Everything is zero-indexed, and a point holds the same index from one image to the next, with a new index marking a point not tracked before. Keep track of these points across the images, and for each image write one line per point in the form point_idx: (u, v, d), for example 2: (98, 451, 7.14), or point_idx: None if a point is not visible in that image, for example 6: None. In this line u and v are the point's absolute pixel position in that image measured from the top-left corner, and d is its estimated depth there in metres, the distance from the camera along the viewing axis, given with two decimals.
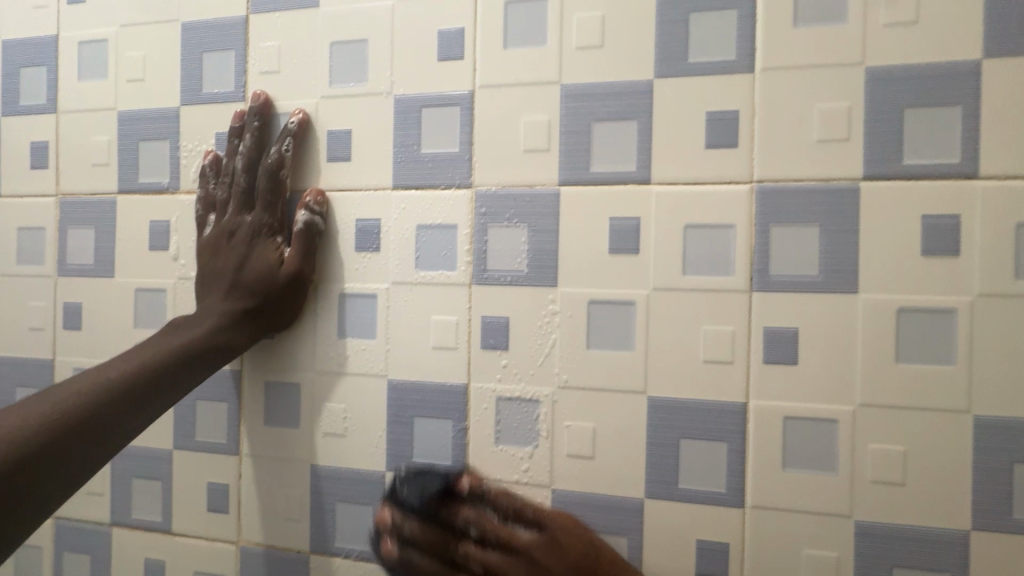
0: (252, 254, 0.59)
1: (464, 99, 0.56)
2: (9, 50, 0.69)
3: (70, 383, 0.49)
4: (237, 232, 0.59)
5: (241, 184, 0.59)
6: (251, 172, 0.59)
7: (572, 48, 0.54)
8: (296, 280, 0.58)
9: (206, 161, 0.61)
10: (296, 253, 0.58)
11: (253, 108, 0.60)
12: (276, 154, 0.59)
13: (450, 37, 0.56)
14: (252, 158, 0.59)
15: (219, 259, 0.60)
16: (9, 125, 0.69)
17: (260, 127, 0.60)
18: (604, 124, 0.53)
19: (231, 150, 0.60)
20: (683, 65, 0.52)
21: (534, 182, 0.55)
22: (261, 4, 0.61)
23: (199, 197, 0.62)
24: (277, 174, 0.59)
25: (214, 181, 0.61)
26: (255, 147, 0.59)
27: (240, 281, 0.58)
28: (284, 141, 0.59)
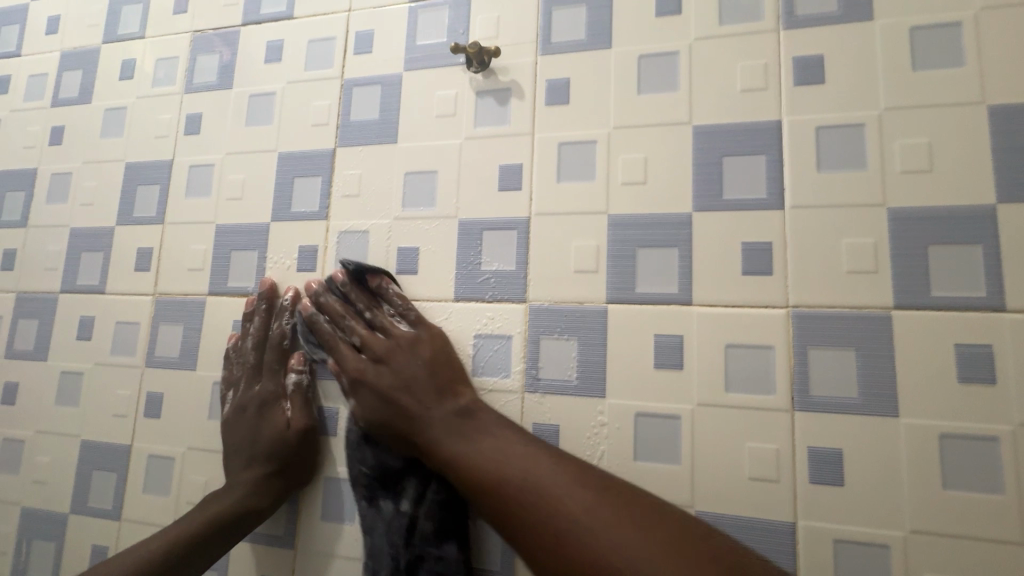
0: (263, 420, 0.65)
1: (521, 224, 0.63)
2: (130, 171, 0.81)
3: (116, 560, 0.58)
4: (248, 405, 0.67)
5: (250, 361, 0.68)
6: (260, 349, 0.68)
7: (618, 183, 0.61)
8: (303, 435, 0.64)
9: (227, 345, 0.71)
10: (300, 411, 0.65)
11: (261, 293, 0.70)
12: (279, 329, 0.68)
13: (509, 170, 0.65)
14: (261, 337, 0.68)
15: (237, 430, 0.66)
16: (121, 232, 0.80)
17: (267, 308, 0.69)
18: (648, 249, 0.59)
19: (243, 333, 0.70)
20: (719, 201, 0.58)
21: (583, 300, 0.60)
22: (348, 140, 0.72)
23: (221, 377, 0.70)
24: (282, 347, 0.68)
25: (230, 365, 0.70)
26: (261, 326, 0.69)
27: (254, 450, 0.64)
28: (284, 315, 0.69)
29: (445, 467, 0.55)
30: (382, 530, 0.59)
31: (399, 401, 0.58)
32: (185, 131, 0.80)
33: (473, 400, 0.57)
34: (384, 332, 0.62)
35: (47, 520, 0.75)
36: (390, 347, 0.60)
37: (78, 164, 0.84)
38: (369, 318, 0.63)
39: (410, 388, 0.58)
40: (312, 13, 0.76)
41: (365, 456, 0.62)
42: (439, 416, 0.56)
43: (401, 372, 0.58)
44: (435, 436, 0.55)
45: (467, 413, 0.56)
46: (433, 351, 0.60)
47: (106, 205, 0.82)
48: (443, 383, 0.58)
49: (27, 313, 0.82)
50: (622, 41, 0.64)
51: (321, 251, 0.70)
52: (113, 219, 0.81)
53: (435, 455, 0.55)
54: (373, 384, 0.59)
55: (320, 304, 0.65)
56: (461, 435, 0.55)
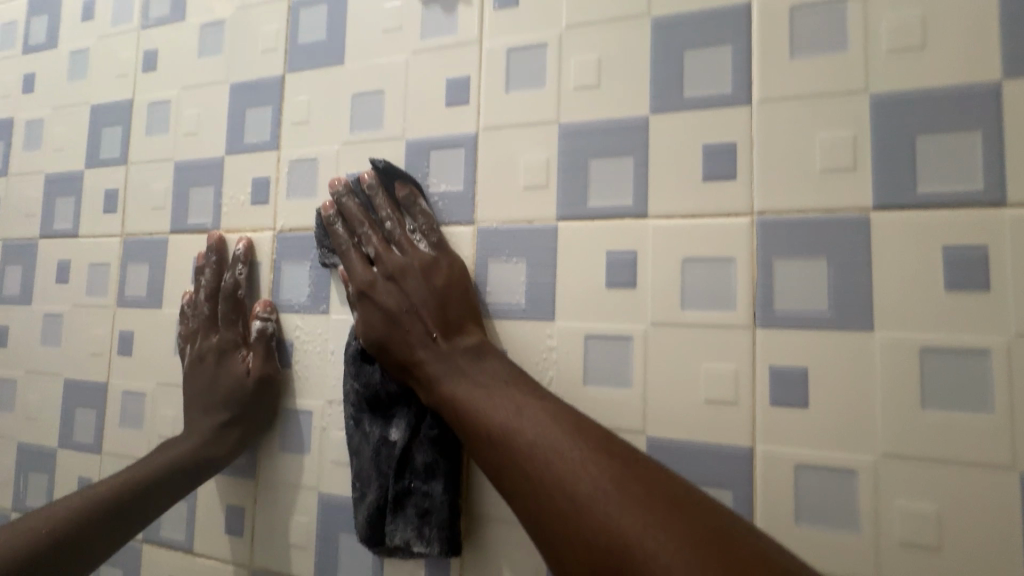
0: (225, 370, 0.65)
1: (468, 141, 0.59)
2: (95, 113, 0.81)
3: (91, 489, 0.59)
4: (208, 356, 0.66)
5: (206, 313, 0.67)
6: (214, 300, 0.67)
7: (569, 89, 0.56)
8: (264, 383, 0.63)
9: (184, 300, 0.70)
10: (259, 359, 0.63)
11: (210, 246, 0.68)
12: (231, 279, 0.67)
13: (456, 84, 0.60)
14: (215, 288, 0.67)
15: (200, 382, 0.66)
16: (90, 175, 0.80)
17: (217, 259, 0.68)
18: (601, 160, 0.54)
19: (197, 286, 0.69)
20: (678, 100, 0.52)
21: (532, 218, 0.56)
22: (296, 64, 0.68)
23: (180, 333, 0.69)
24: (235, 297, 0.66)
25: (188, 318, 0.69)
26: (215, 278, 0.67)
27: (215, 399, 0.65)
28: (236, 265, 0.67)
29: (447, 405, 0.51)
30: (369, 453, 0.56)
31: (403, 325, 0.54)
32: (144, 69, 0.78)
33: (481, 340, 0.53)
34: (402, 249, 0.56)
35: (39, 454, 0.78)
36: (402, 263, 0.55)
37: (49, 110, 0.85)
38: (388, 219, 0.57)
39: (416, 314, 0.53)
40: None
41: (366, 420, 0.57)
42: (445, 350, 0.52)
43: (409, 295, 0.54)
44: (438, 375, 0.51)
45: (473, 355, 0.52)
46: (443, 281, 0.54)
47: (75, 150, 0.82)
48: (450, 319, 0.53)
49: (12, 259, 0.84)
50: None
51: (274, 182, 0.68)
52: (83, 163, 0.81)
53: (440, 393, 0.51)
54: (381, 301, 0.55)
55: (340, 195, 0.59)
56: (471, 379, 0.50)
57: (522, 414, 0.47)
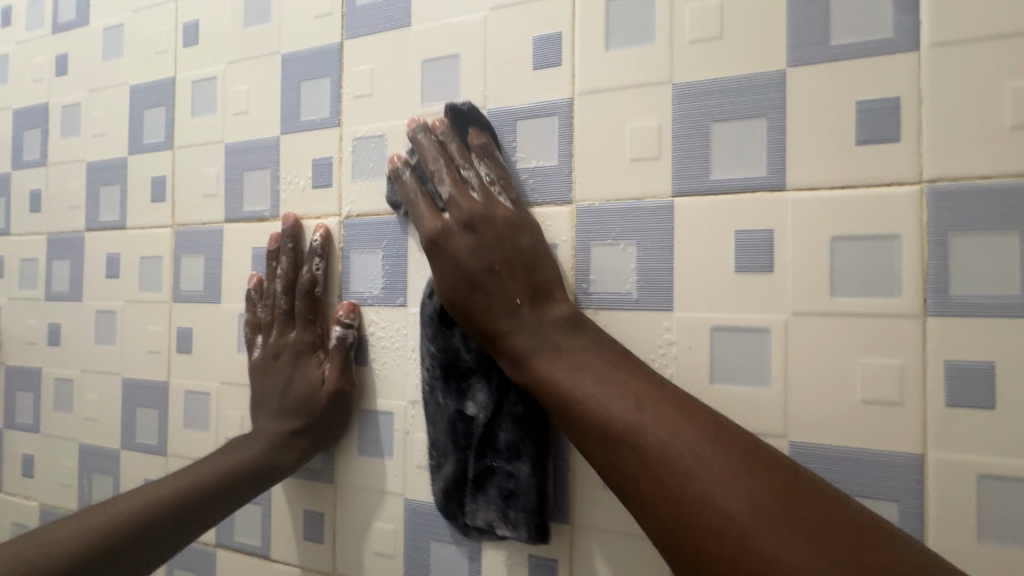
0: (297, 373, 0.61)
1: (563, 108, 0.52)
2: (136, 95, 0.75)
3: (164, 483, 0.56)
4: (282, 354, 0.62)
5: (281, 306, 0.62)
6: (291, 294, 0.62)
7: (684, 42, 0.48)
8: (338, 397, 0.58)
9: (251, 285, 0.64)
10: (335, 370, 0.58)
11: (286, 230, 0.62)
12: (309, 274, 0.61)
13: (545, 43, 0.53)
14: (291, 281, 0.62)
15: (268, 380, 0.62)
16: (134, 162, 0.75)
17: (293, 248, 0.62)
18: (726, 124, 0.46)
19: (272, 274, 0.63)
20: (823, 49, 0.44)
21: (642, 195, 0.49)
22: (355, 30, 0.61)
23: (246, 319, 0.65)
24: (313, 294, 0.61)
25: (258, 307, 0.64)
26: (291, 269, 0.62)
27: (283, 405, 0.61)
28: (314, 260, 0.61)
29: (538, 381, 0.45)
30: (444, 427, 0.52)
31: (483, 287, 0.47)
32: (184, 43, 0.72)
33: (572, 312, 0.47)
34: (478, 196, 0.50)
35: (102, 456, 0.76)
36: (482, 211, 0.49)
37: (85, 93, 0.79)
38: (465, 169, 0.51)
39: (499, 275, 0.47)
40: None
41: (440, 390, 0.53)
42: (534, 317, 0.46)
43: (490, 249, 0.48)
44: (524, 347, 0.46)
45: (567, 325, 0.46)
46: (528, 242, 0.49)
47: (116, 136, 0.76)
48: (537, 284, 0.47)
49: (59, 254, 0.80)
50: None
51: (337, 163, 0.62)
52: (125, 149, 0.75)
53: (528, 366, 0.45)
54: (459, 255, 0.48)
55: (413, 140, 0.53)
56: (567, 353, 0.45)
57: (639, 403, 0.40)
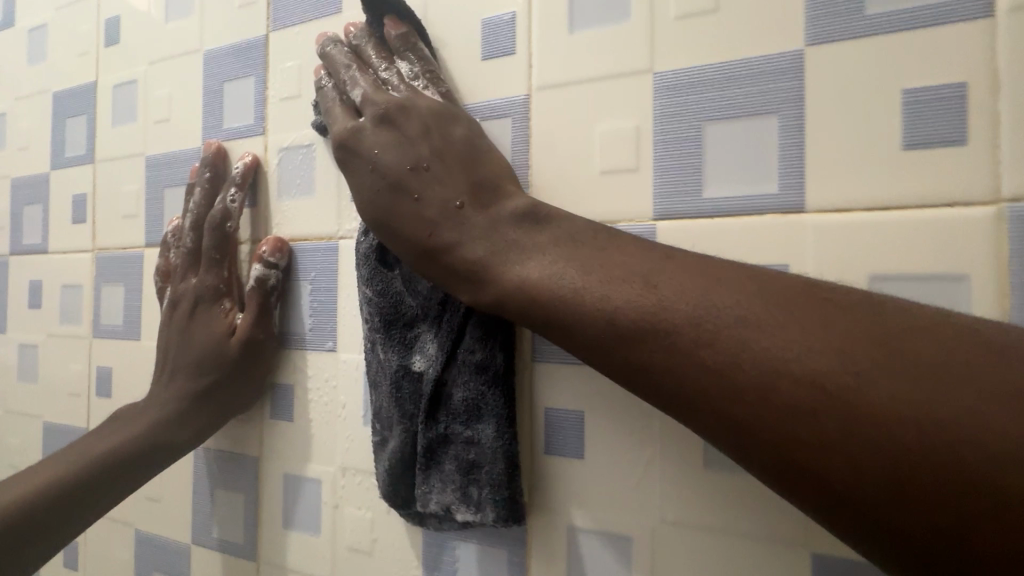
0: (201, 322, 0.52)
1: (517, 107, 0.41)
2: (58, 102, 0.67)
3: (63, 457, 0.48)
4: (181, 302, 0.53)
5: (190, 245, 0.53)
6: (198, 231, 0.52)
7: (669, 19, 0.37)
8: (248, 351, 0.49)
9: (168, 227, 0.56)
10: (246, 319, 0.50)
11: (205, 158, 0.53)
12: (222, 206, 0.51)
13: (496, 26, 0.42)
14: (201, 216, 0.52)
15: (171, 330, 0.53)
16: (56, 177, 0.66)
17: (211, 178, 0.52)
18: (724, 125, 0.35)
19: (184, 210, 0.54)
20: (855, 22, 0.32)
21: (616, 219, 0.38)
22: (282, 19, 0.51)
23: (160, 266, 0.56)
24: (225, 229, 0.51)
25: (169, 251, 0.55)
26: (205, 202, 0.52)
27: (183, 359, 0.51)
28: (230, 188, 0.52)
29: (506, 297, 0.33)
30: (388, 392, 0.41)
31: (414, 186, 0.37)
32: (106, 42, 0.63)
33: (533, 201, 0.35)
34: (399, 90, 0.40)
35: None
36: (401, 102, 0.38)
37: (11, 102, 0.71)
38: (381, 73, 0.41)
39: (432, 176, 0.37)
40: None
41: (380, 343, 0.41)
42: (484, 225, 0.35)
43: (415, 144, 0.37)
44: (481, 256, 0.34)
45: (529, 220, 0.34)
46: (462, 134, 0.38)
47: (40, 149, 0.68)
48: (479, 182, 0.36)
49: None
50: None
51: (261, 178, 0.52)
52: (48, 163, 0.67)
53: (489, 280, 0.33)
54: (381, 156, 0.38)
55: (325, 51, 0.44)
56: (546, 248, 0.33)
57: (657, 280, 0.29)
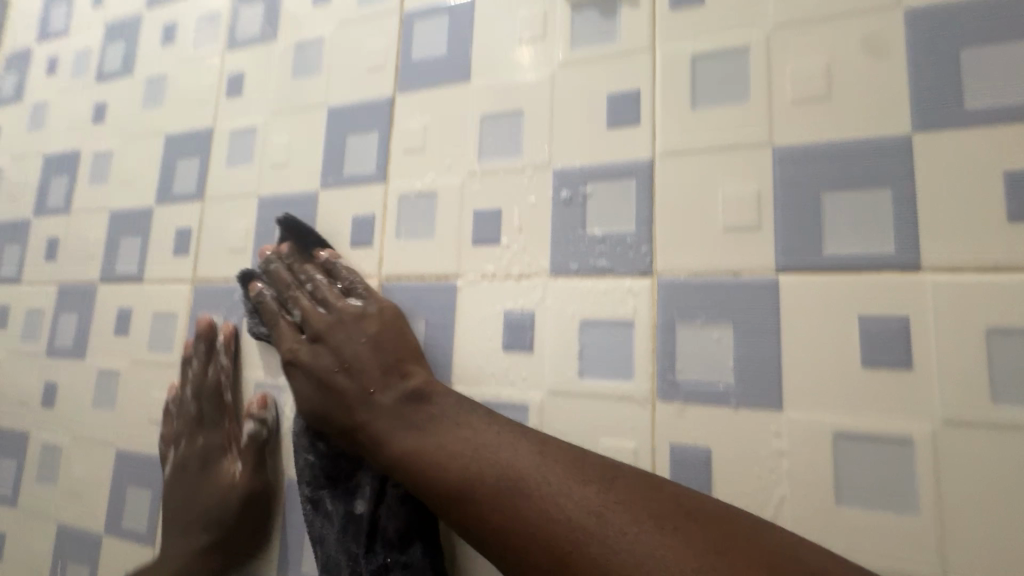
0: (213, 479, 0.59)
1: (642, 169, 0.46)
2: (170, 144, 0.72)
3: None
4: (189, 465, 0.59)
5: (190, 412, 0.60)
6: (196, 399, 0.61)
7: (786, 103, 0.43)
8: (253, 499, 0.56)
9: (167, 395, 0.63)
10: (248, 470, 0.57)
11: (198, 333, 0.62)
12: (216, 373, 0.61)
13: (621, 100, 0.48)
14: (197, 386, 0.61)
15: (180, 494, 0.59)
16: (160, 211, 0.70)
17: (205, 350, 0.62)
18: (840, 195, 0.40)
19: (182, 380, 0.62)
20: (958, 112, 0.38)
21: (740, 270, 0.42)
22: (409, 83, 0.58)
23: (161, 434, 0.62)
24: (222, 397, 0.60)
25: (168, 421, 0.62)
26: (201, 375, 0.61)
27: (200, 513, 0.58)
28: (219, 358, 0.61)
29: (399, 461, 0.42)
30: (315, 462, 0.50)
31: (336, 385, 0.46)
32: (227, 94, 0.69)
33: (425, 380, 0.45)
34: (330, 309, 0.50)
35: (83, 542, 0.66)
36: (332, 324, 0.49)
37: (120, 141, 0.76)
38: (306, 284, 0.53)
39: (351, 372, 0.46)
40: None
41: (323, 467, 0.50)
42: (386, 409, 0.44)
43: (341, 350, 0.47)
44: (381, 429, 0.44)
45: (413, 400, 0.44)
46: (372, 309, 0.49)
47: (145, 185, 0.73)
48: (388, 362, 0.46)
49: (68, 306, 0.74)
50: None
51: (379, 220, 0.56)
52: (152, 199, 0.71)
53: (385, 448, 0.43)
54: (307, 367, 0.48)
55: (265, 266, 0.56)
56: (464, 432, 0.41)
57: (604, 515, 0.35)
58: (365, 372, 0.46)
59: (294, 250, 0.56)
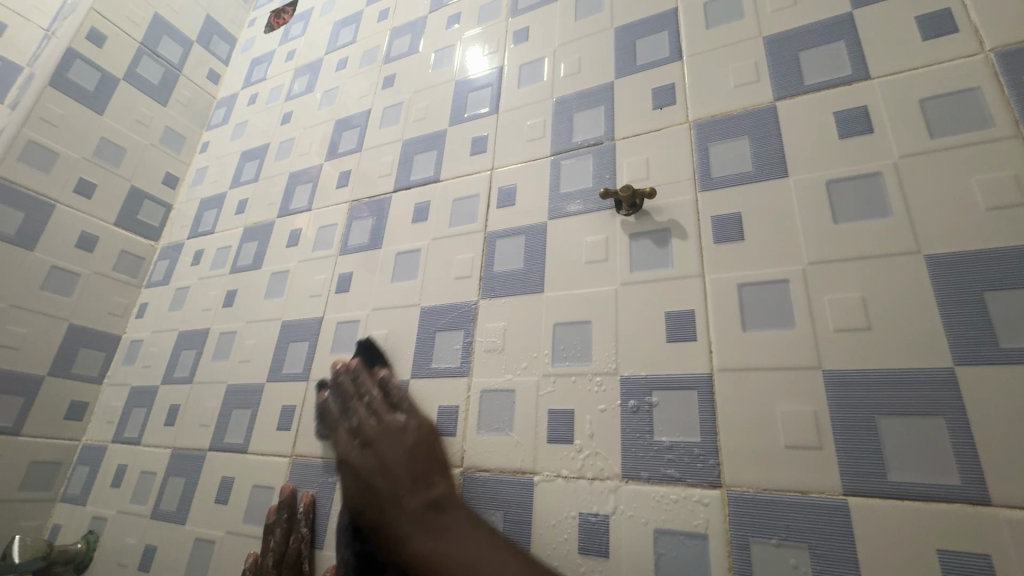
0: None
1: (702, 382, 0.52)
2: (285, 329, 0.85)
3: None
4: None
5: None
6: (276, 568, 0.65)
7: (829, 330, 0.49)
8: None
9: (250, 562, 0.68)
10: None
11: (283, 501, 0.69)
12: (296, 543, 0.66)
13: (678, 317, 0.56)
14: (278, 555, 0.66)
15: None
16: (270, 388, 0.81)
17: (287, 518, 0.68)
18: (895, 421, 0.44)
19: (264, 548, 0.67)
20: (995, 350, 0.42)
21: (808, 489, 0.45)
22: (491, 291, 0.69)
23: None
24: (299, 567, 0.65)
25: None
26: (281, 544, 0.66)
27: None
28: (299, 527, 0.67)
29: (415, 560, 0.50)
30: None
31: (375, 485, 0.56)
32: (337, 289, 0.83)
33: (444, 491, 0.55)
34: (378, 418, 0.61)
35: None
36: (380, 429, 0.60)
37: (243, 323, 0.91)
38: (365, 396, 0.65)
39: (390, 480, 0.55)
40: (458, 176, 0.81)
41: None
42: (412, 514, 0.52)
43: (382, 455, 0.57)
44: (407, 529, 0.52)
45: (435, 509, 0.53)
46: (415, 420, 0.62)
47: (260, 363, 0.85)
48: (418, 472, 0.56)
49: (177, 471, 0.83)
50: (802, 167, 0.56)
51: (463, 411, 0.63)
52: (265, 376, 0.83)
53: (409, 546, 0.51)
54: (357, 467, 0.59)
55: (336, 377, 0.70)
56: (444, 531, 0.51)
57: None
58: (419, 447, 0.59)
59: (365, 367, 0.70)
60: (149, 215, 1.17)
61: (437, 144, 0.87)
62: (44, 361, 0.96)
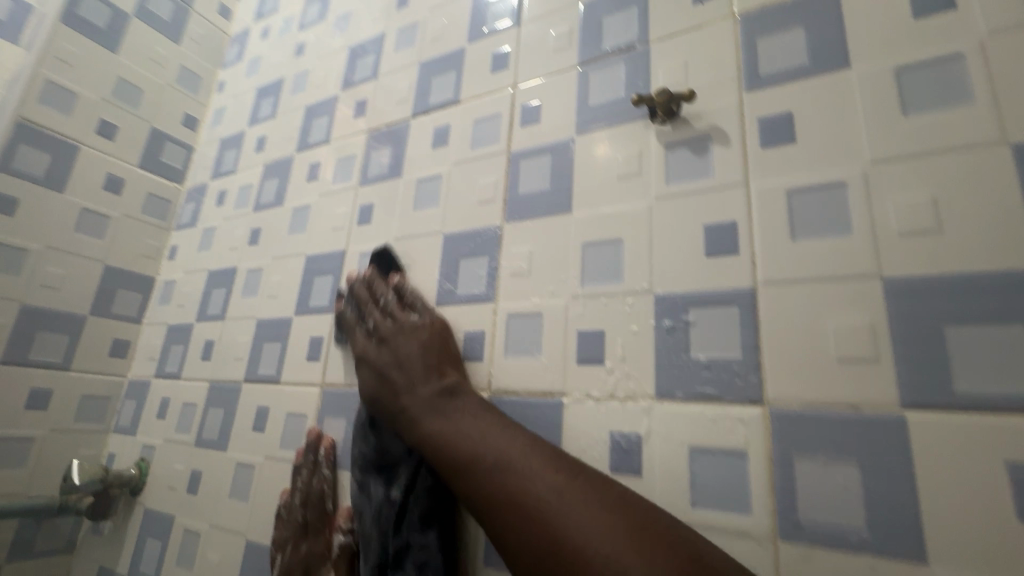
0: None
1: (744, 297, 0.48)
2: (310, 263, 0.85)
3: None
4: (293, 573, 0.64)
5: (297, 519, 0.67)
6: (303, 506, 0.67)
7: (891, 235, 0.44)
8: None
9: (279, 499, 0.71)
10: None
11: (309, 442, 0.70)
12: (319, 482, 0.67)
13: (718, 230, 0.51)
14: (305, 494, 0.67)
15: None
16: (298, 320, 0.81)
17: (313, 459, 0.69)
18: (965, 330, 0.40)
19: (291, 487, 0.69)
20: None
21: (860, 404, 0.41)
22: (516, 213, 0.65)
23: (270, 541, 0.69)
24: (324, 506, 0.67)
25: (278, 525, 0.68)
26: (308, 483, 0.68)
27: None
28: (324, 468, 0.68)
29: (424, 443, 0.52)
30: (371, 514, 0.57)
31: (392, 379, 0.57)
32: (358, 221, 0.81)
33: (457, 380, 0.55)
34: (394, 318, 0.62)
35: None
36: (395, 327, 0.61)
37: (269, 260, 0.91)
38: (381, 299, 0.65)
39: (400, 371, 0.57)
40: (479, 95, 0.76)
41: (371, 483, 0.58)
42: (424, 400, 0.54)
43: (399, 351, 0.58)
44: (415, 413, 0.53)
45: (448, 396, 0.53)
46: (427, 314, 0.63)
47: (287, 297, 0.85)
48: (431, 363, 0.56)
49: (216, 402, 0.86)
50: (866, 55, 0.49)
51: (489, 336, 0.62)
52: (293, 309, 0.83)
53: (417, 429, 0.53)
54: (370, 361, 0.60)
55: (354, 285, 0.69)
56: (453, 417, 0.51)
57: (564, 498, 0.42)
58: (433, 339, 0.59)
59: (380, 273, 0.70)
60: (172, 158, 1.16)
61: (456, 63, 0.81)
62: (86, 301, 0.99)
